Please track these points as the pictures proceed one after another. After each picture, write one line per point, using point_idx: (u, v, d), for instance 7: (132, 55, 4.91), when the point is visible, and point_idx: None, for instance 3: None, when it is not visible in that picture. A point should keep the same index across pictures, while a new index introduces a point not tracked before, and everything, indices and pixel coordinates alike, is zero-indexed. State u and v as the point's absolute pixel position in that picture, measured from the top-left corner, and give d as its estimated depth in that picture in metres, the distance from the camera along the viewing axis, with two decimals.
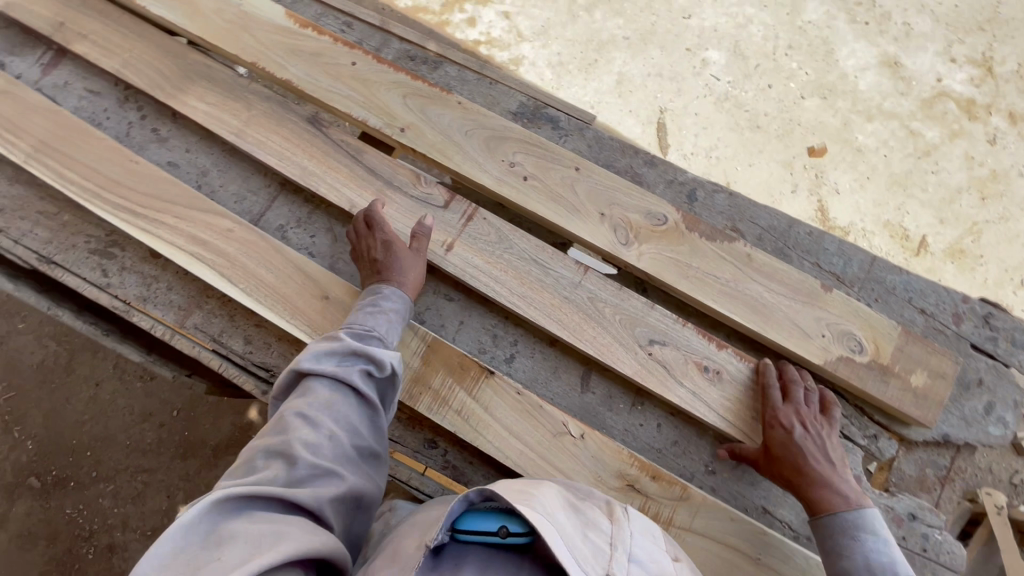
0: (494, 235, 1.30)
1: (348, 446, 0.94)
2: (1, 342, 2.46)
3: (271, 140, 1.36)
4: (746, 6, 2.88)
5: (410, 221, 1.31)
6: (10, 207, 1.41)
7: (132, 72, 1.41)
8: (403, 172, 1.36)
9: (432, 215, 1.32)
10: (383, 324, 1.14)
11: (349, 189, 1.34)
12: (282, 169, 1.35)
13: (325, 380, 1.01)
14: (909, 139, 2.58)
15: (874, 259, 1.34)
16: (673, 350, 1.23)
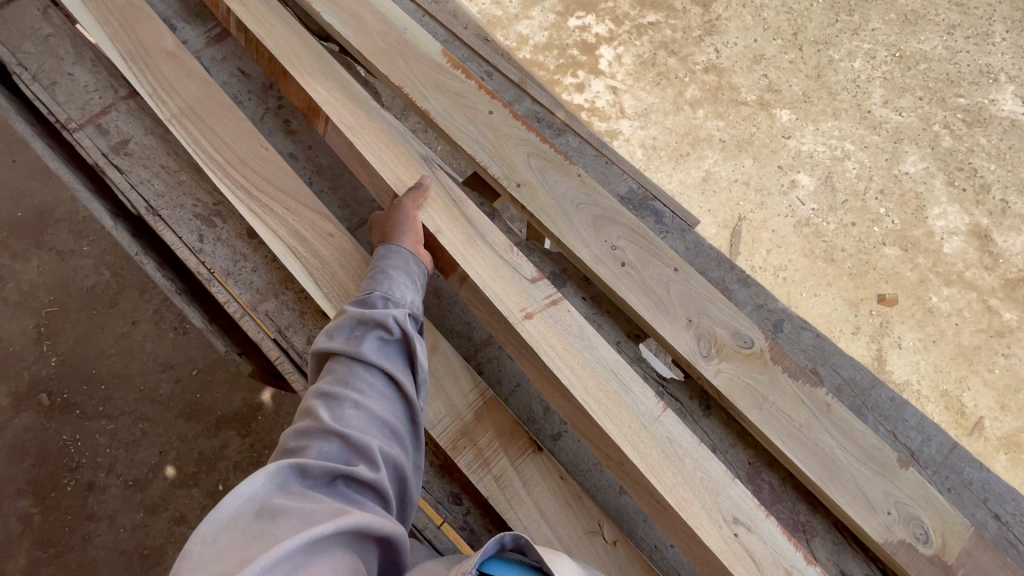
0: (579, 325, 1.18)
1: (381, 417, 0.89)
2: (80, 275, 3.02)
3: (376, 143, 1.34)
4: (846, 142, 3.40)
5: (491, 274, 1.21)
6: (138, 153, 1.50)
7: (273, 47, 1.43)
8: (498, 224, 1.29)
9: (518, 277, 1.22)
10: (391, 285, 1.07)
11: (439, 217, 1.26)
12: (381, 173, 1.31)
13: (341, 357, 0.95)
14: (982, 314, 3.06)
15: (955, 446, 1.27)
16: (764, 546, 1.04)
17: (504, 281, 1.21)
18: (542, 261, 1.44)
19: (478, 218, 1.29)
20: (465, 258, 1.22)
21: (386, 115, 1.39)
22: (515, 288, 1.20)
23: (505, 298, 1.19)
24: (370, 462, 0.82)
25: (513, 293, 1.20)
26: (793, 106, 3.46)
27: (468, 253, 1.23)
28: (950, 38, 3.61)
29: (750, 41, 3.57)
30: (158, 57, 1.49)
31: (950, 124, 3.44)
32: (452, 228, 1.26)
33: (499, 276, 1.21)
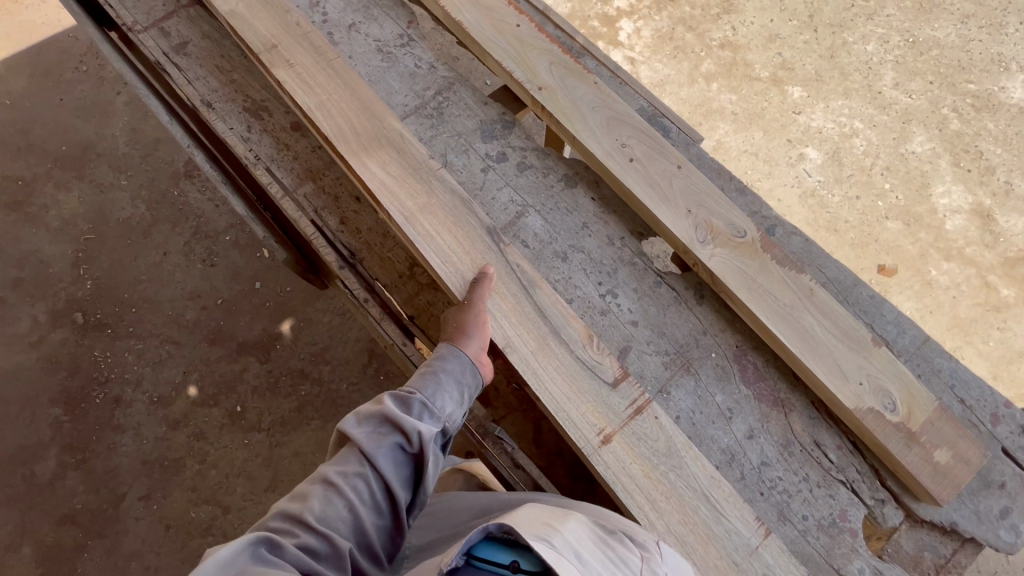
0: (666, 445, 1.20)
1: (368, 525, 0.91)
2: (118, 206, 3.19)
3: (442, 239, 1.33)
4: (855, 121, 3.49)
5: (569, 387, 1.22)
6: (196, 54, 1.66)
7: (331, 125, 1.43)
8: (578, 326, 1.29)
9: (598, 391, 1.23)
10: (430, 393, 1.06)
11: (512, 324, 1.27)
12: (446, 278, 1.30)
13: (357, 446, 0.97)
14: (980, 289, 3.15)
15: (927, 339, 1.38)
16: None
17: (583, 400, 1.22)
18: (556, 166, 1.57)
19: (557, 319, 1.29)
20: (546, 376, 1.23)
21: (440, 176, 1.40)
22: (596, 407, 1.22)
23: (582, 423, 1.20)
24: (339, 569, 0.84)
25: (593, 411, 1.21)
26: (806, 83, 3.56)
27: (547, 369, 1.24)
28: (963, 27, 3.70)
29: (767, 20, 3.69)
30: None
31: (959, 108, 3.53)
32: (525, 338, 1.27)
33: (579, 390, 1.22)
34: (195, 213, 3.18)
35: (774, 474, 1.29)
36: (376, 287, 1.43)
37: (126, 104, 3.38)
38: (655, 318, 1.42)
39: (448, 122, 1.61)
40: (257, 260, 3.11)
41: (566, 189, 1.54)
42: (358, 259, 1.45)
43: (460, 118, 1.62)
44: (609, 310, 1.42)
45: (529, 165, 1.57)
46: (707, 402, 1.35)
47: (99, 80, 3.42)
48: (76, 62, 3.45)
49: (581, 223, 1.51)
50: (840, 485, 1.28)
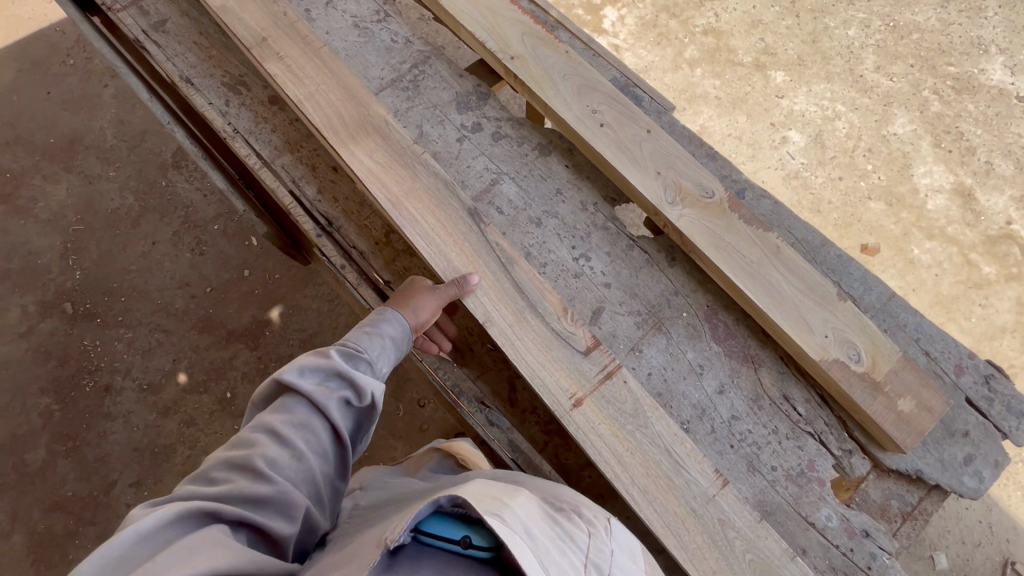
0: (633, 405, 1.14)
1: (317, 474, 0.93)
2: (106, 197, 3.20)
3: (426, 222, 1.27)
4: (837, 104, 3.53)
5: (540, 356, 1.16)
6: (175, 31, 1.68)
7: (312, 105, 1.37)
8: (554, 299, 1.22)
9: (569, 359, 1.17)
10: (377, 351, 1.07)
11: (491, 300, 1.21)
12: (430, 259, 1.23)
13: (302, 400, 0.97)
14: (963, 267, 3.19)
15: (893, 295, 1.41)
16: None
17: (554, 366, 1.16)
18: (530, 135, 1.60)
19: (532, 292, 1.23)
20: (518, 345, 1.17)
21: (421, 158, 1.34)
22: (568, 375, 1.15)
23: (554, 388, 1.14)
24: (285, 518, 0.87)
25: (565, 376, 1.15)
26: (788, 68, 3.60)
27: (519, 340, 1.17)
28: (943, 11, 3.75)
29: (749, 6, 3.73)
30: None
31: (939, 90, 3.57)
32: (503, 312, 1.20)
33: (551, 357, 1.16)
34: (183, 203, 3.20)
35: (743, 427, 1.31)
36: (353, 254, 1.46)
37: (113, 96, 3.40)
38: (627, 280, 1.45)
39: (424, 94, 1.64)
40: (246, 248, 3.13)
41: (540, 157, 1.57)
42: (336, 227, 1.48)
43: (436, 90, 1.65)
44: (582, 273, 1.45)
45: (504, 135, 1.60)
46: (678, 359, 1.37)
47: (87, 73, 3.44)
48: (64, 56, 3.47)
49: (554, 189, 1.54)
50: (809, 437, 1.31)
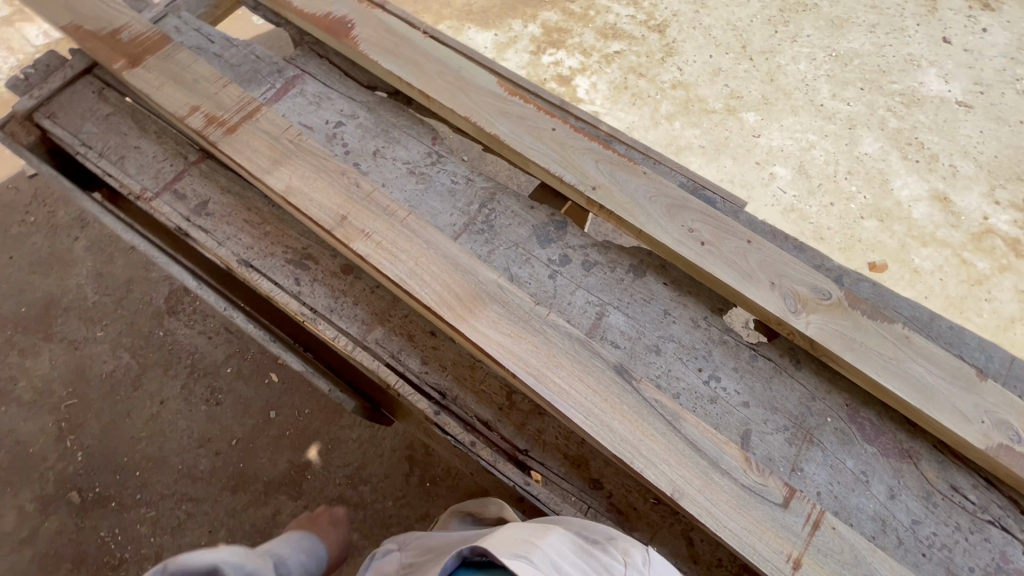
0: (852, 555, 1.08)
1: None
2: (97, 361, 2.91)
3: (577, 390, 1.18)
4: (809, 134, 3.73)
5: (740, 518, 1.10)
6: (219, 212, 1.55)
7: (416, 281, 1.28)
8: (732, 450, 1.16)
9: (772, 516, 1.10)
10: None
11: (672, 468, 1.13)
12: (595, 435, 1.15)
13: None
14: (961, 266, 3.39)
15: (1013, 358, 1.45)
16: None
17: (759, 528, 1.09)
18: (620, 257, 1.56)
19: (706, 445, 1.16)
20: (715, 511, 1.10)
21: (549, 319, 1.26)
22: (774, 533, 1.09)
23: (767, 552, 1.08)
24: None
25: (773, 536, 1.09)
26: (757, 108, 3.80)
27: (710, 507, 1.11)
28: (873, 37, 4.11)
29: (708, 57, 3.95)
30: (246, 113, 1.48)
31: (891, 107, 3.87)
32: (687, 476, 1.13)
33: (753, 519, 1.10)
34: (186, 351, 2.94)
35: (928, 531, 1.28)
36: (478, 425, 1.34)
37: (85, 249, 3.14)
38: (762, 395, 1.41)
39: (501, 233, 1.58)
40: (265, 387, 2.89)
41: (637, 279, 1.53)
42: (452, 399, 1.36)
43: (512, 227, 1.59)
44: (718, 397, 1.40)
45: (594, 261, 1.55)
46: (840, 471, 1.34)
47: (52, 229, 3.17)
48: (23, 214, 3.20)
49: (662, 311, 1.49)
50: (991, 526, 1.29)
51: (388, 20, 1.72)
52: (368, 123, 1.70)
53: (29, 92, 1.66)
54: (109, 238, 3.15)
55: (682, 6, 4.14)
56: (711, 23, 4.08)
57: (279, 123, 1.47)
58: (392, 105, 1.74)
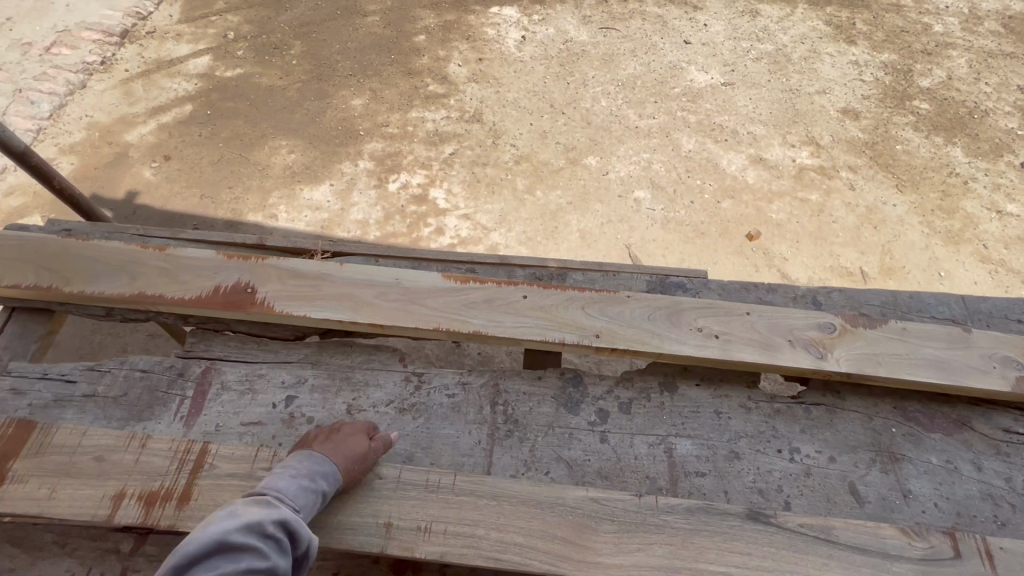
0: None
1: None
2: None
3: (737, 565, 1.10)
4: (642, 154, 4.18)
5: None
6: None
7: (514, 552, 1.09)
8: (888, 530, 1.15)
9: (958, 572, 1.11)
10: None
11: None
12: None
13: None
14: (802, 205, 4.02)
15: (963, 297, 1.68)
16: None
17: None
18: (647, 382, 1.51)
19: (866, 541, 1.14)
20: None
21: (663, 504, 1.16)
22: None
23: None
24: None
25: None
26: (592, 151, 4.16)
27: None
28: (639, 60, 4.83)
29: (529, 126, 4.27)
30: (193, 467, 1.15)
31: (684, 106, 4.53)
32: None
33: None
34: None
35: (1021, 480, 1.40)
36: None
37: None
38: (837, 441, 1.44)
39: (530, 423, 1.43)
40: None
41: (674, 394, 1.50)
42: None
43: (535, 410, 1.45)
44: (810, 467, 1.40)
45: (629, 399, 1.48)
46: (934, 471, 1.41)
47: None
48: None
49: (714, 413, 1.47)
50: None
51: (289, 264, 1.51)
52: (322, 381, 1.46)
53: None
54: None
55: (483, 92, 4.44)
56: (515, 96, 4.44)
57: (241, 452, 1.17)
58: (336, 347, 1.52)
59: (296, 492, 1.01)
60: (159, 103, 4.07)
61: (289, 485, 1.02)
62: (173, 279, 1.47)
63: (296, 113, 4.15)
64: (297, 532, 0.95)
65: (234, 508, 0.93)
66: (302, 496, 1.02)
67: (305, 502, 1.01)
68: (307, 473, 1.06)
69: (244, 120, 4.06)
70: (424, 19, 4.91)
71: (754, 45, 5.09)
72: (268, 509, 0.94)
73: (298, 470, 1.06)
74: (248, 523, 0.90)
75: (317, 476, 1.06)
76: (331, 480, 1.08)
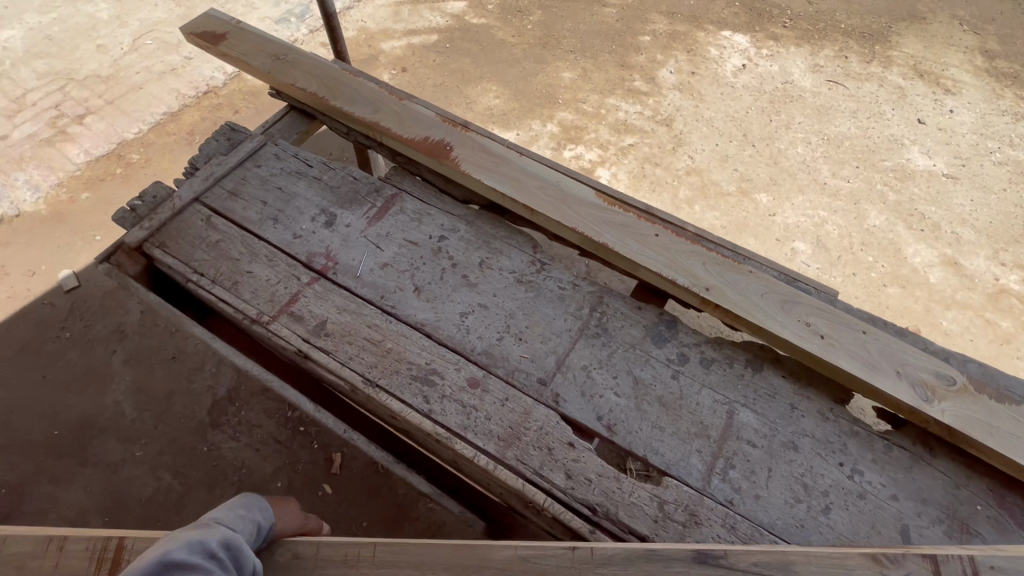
0: None
1: None
2: (122, 474, 2.78)
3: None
4: (819, 210, 3.99)
5: None
6: (336, 332, 1.56)
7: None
8: (857, 558, 1.10)
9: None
10: None
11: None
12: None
13: None
14: (985, 326, 3.54)
15: None
16: None
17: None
18: (735, 352, 1.59)
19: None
20: None
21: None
22: None
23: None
24: None
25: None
26: (767, 190, 4.08)
27: None
28: (857, 121, 4.56)
29: (714, 146, 4.31)
30: (111, 566, 1.16)
31: (888, 181, 4.19)
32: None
33: None
34: (232, 466, 2.83)
35: None
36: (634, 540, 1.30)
37: (123, 362, 3.10)
38: (907, 486, 1.40)
39: (616, 336, 1.61)
40: (318, 501, 2.76)
41: (757, 373, 1.55)
42: (607, 513, 1.32)
43: (626, 328, 1.62)
44: (866, 492, 1.38)
45: (712, 358, 1.58)
46: None
47: (87, 343, 3.14)
48: (58, 329, 3.18)
49: (788, 405, 1.51)
50: None
51: (483, 141, 1.85)
52: (469, 235, 1.78)
53: (139, 223, 1.72)
54: (150, 349, 3.13)
55: (683, 102, 4.56)
56: (711, 115, 4.49)
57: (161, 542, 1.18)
58: (488, 218, 1.83)
59: (236, 520, 1.17)
60: (415, 28, 4.87)
61: (228, 516, 1.17)
62: (400, 122, 1.90)
63: (513, 68, 4.67)
64: (237, 550, 1.10)
65: (176, 536, 1.08)
66: (244, 522, 1.17)
67: (244, 527, 1.16)
68: (246, 508, 1.21)
69: (470, 61, 4.69)
70: (656, 23, 5.16)
71: (1003, 147, 4.49)
72: (208, 534, 1.09)
73: (239, 505, 1.22)
74: (189, 544, 1.05)
75: (254, 509, 1.21)
76: (267, 516, 1.23)
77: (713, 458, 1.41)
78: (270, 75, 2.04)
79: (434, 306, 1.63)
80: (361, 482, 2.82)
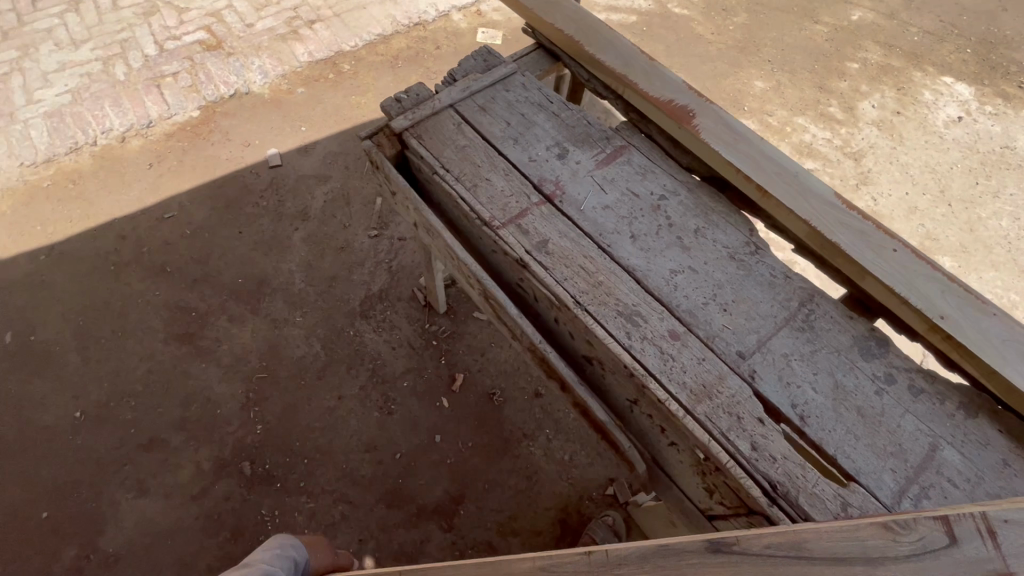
0: None
1: None
2: (284, 333, 3.18)
3: None
4: (1010, 293, 3.57)
5: None
6: (556, 253, 1.67)
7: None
8: (868, 527, 0.89)
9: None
10: None
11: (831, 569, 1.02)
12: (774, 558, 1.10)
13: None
14: None
15: None
16: None
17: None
18: (948, 390, 1.51)
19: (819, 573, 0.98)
20: None
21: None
22: None
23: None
24: None
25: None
26: (954, 255, 3.71)
27: None
28: None
29: (903, 194, 3.97)
30: None
31: None
32: None
33: None
34: (370, 355, 3.14)
35: None
36: None
37: (302, 240, 3.51)
38: None
39: (823, 336, 1.58)
40: (435, 410, 2.99)
41: (970, 418, 1.47)
42: (787, 494, 1.33)
43: (833, 332, 1.60)
44: None
45: (922, 388, 1.50)
46: None
47: (277, 216, 3.59)
48: (257, 197, 3.65)
49: (1002, 460, 1.41)
50: None
51: (727, 116, 1.87)
52: (689, 201, 1.82)
53: (404, 113, 1.93)
54: (325, 235, 3.52)
55: (879, 140, 4.23)
56: (909, 162, 4.13)
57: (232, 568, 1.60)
58: (709, 190, 1.85)
59: (275, 558, 1.61)
60: (616, 6, 4.90)
61: (270, 553, 1.61)
62: (648, 79, 1.96)
63: (704, 65, 4.58)
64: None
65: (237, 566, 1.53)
66: (283, 559, 1.62)
67: (283, 562, 1.61)
68: (281, 548, 1.65)
69: (663, 48, 4.65)
70: (870, 52, 4.79)
71: None
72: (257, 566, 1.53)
73: (278, 545, 1.66)
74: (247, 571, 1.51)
75: (290, 548, 1.66)
76: (297, 552, 1.69)
77: (907, 483, 1.37)
78: (533, 11, 2.18)
79: (647, 256, 1.69)
80: (474, 407, 3.02)
